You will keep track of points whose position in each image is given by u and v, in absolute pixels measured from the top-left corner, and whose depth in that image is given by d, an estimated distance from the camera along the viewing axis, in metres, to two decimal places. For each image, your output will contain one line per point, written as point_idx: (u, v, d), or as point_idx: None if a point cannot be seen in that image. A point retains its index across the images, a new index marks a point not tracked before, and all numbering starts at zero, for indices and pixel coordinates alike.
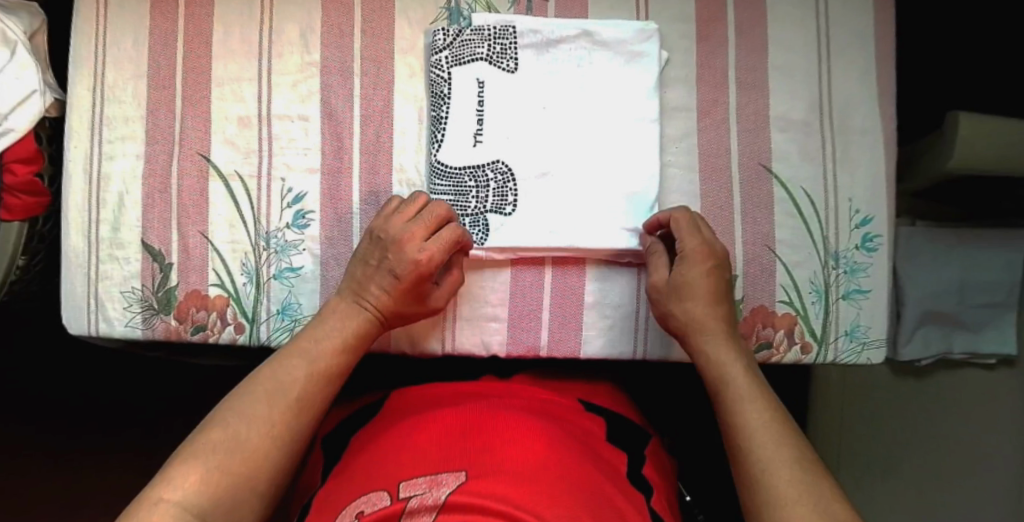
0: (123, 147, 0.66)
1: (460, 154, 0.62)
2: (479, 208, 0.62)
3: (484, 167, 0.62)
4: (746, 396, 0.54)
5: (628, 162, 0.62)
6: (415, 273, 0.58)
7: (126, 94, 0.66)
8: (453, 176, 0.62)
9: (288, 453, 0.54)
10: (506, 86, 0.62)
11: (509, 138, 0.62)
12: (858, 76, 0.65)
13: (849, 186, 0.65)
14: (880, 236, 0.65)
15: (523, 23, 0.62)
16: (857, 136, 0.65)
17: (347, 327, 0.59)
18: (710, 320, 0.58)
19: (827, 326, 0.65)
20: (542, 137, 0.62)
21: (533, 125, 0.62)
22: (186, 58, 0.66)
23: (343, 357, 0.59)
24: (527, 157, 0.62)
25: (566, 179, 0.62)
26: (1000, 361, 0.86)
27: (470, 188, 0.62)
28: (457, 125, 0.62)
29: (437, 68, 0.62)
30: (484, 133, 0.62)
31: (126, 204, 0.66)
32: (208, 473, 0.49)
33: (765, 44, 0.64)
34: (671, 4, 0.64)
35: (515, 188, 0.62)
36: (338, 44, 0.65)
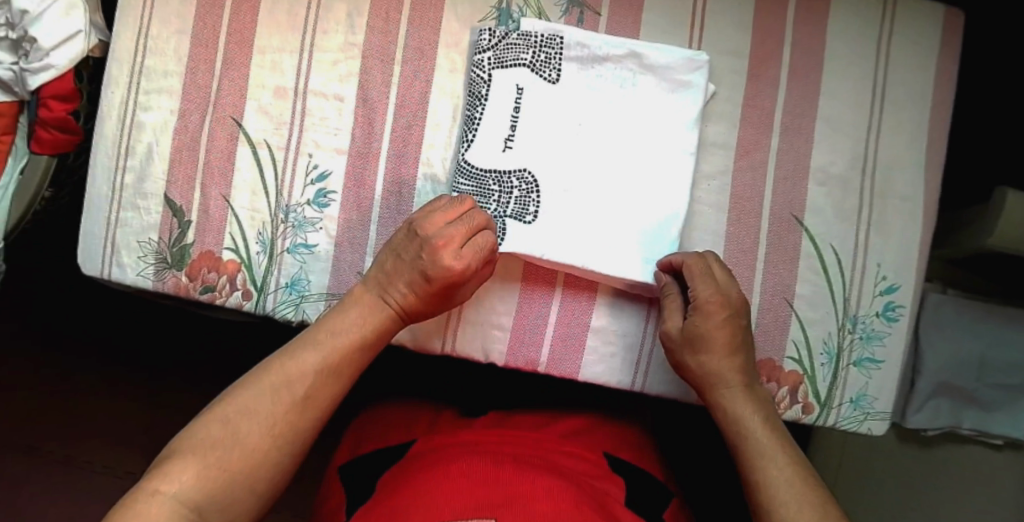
0: (158, 99, 0.67)
1: (489, 155, 0.60)
2: (501, 212, 0.60)
3: (510, 174, 0.61)
4: (768, 454, 0.55)
5: (657, 192, 0.61)
6: (449, 276, 0.57)
7: (169, 48, 0.67)
8: (479, 177, 0.61)
9: (291, 450, 0.54)
10: (545, 97, 0.61)
11: (540, 149, 0.61)
12: (906, 140, 0.63)
13: (879, 251, 0.63)
14: (902, 306, 0.64)
15: (572, 34, 0.60)
16: (896, 201, 0.63)
17: (368, 321, 0.58)
18: (729, 371, 0.58)
19: (833, 390, 0.64)
20: (574, 153, 0.61)
21: (565, 140, 0.61)
22: (232, 21, 0.66)
23: (362, 349, 0.58)
24: (555, 171, 0.61)
25: (592, 199, 0.61)
26: (1007, 442, 0.85)
27: (494, 192, 0.61)
28: (489, 127, 0.61)
29: (478, 67, 0.61)
30: (515, 141, 0.61)
31: (154, 156, 0.66)
32: (205, 470, 0.49)
33: (817, 91, 0.62)
34: (726, 37, 0.62)
35: (538, 199, 0.60)
36: (384, 28, 0.64)
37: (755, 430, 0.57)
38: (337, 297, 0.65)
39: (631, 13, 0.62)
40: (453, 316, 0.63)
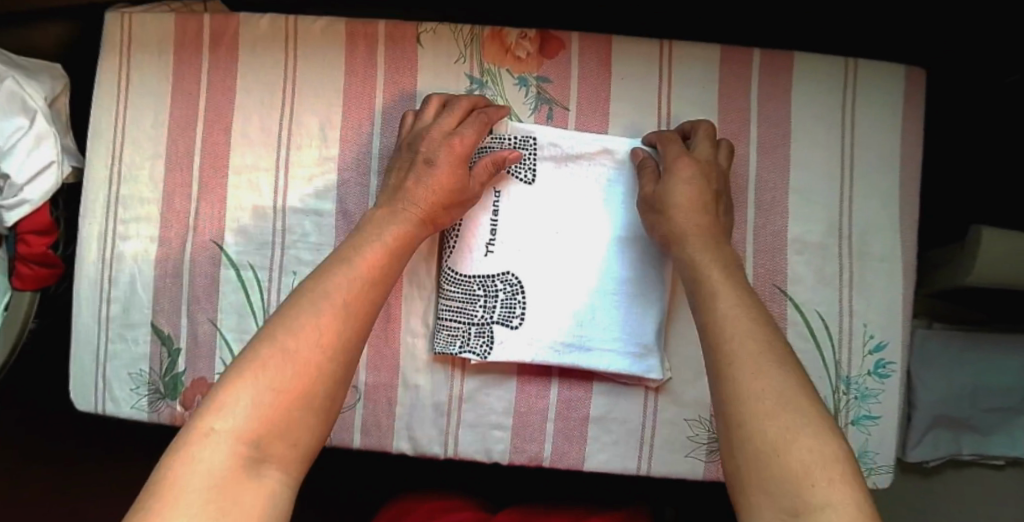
0: (137, 228, 0.67)
1: (469, 259, 0.62)
2: (488, 317, 0.62)
3: (494, 278, 0.62)
4: (751, 367, 0.46)
5: (639, 283, 0.62)
6: (449, 186, 0.58)
7: (144, 175, 0.67)
8: (463, 285, 0.62)
9: (340, 365, 0.48)
10: (522, 197, 0.62)
11: (520, 250, 0.62)
12: (878, 201, 0.64)
13: (864, 311, 0.64)
14: (894, 364, 0.64)
15: (544, 134, 0.62)
16: (874, 262, 0.64)
17: (391, 232, 0.56)
18: (695, 232, 0.56)
19: None
20: (555, 252, 0.62)
21: (546, 239, 0.62)
22: (204, 143, 0.66)
23: (383, 261, 0.54)
24: (538, 270, 0.62)
25: (575, 294, 0.62)
26: (1009, 461, 0.86)
27: (479, 298, 0.62)
28: (470, 234, 0.62)
29: None
30: (496, 244, 0.62)
31: (138, 285, 0.67)
32: (257, 397, 0.44)
33: (786, 161, 0.63)
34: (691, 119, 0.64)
35: (523, 303, 0.62)
36: (357, 140, 0.65)
37: (739, 340, 0.48)
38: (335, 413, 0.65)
39: (600, 108, 0.64)
40: (452, 418, 0.65)
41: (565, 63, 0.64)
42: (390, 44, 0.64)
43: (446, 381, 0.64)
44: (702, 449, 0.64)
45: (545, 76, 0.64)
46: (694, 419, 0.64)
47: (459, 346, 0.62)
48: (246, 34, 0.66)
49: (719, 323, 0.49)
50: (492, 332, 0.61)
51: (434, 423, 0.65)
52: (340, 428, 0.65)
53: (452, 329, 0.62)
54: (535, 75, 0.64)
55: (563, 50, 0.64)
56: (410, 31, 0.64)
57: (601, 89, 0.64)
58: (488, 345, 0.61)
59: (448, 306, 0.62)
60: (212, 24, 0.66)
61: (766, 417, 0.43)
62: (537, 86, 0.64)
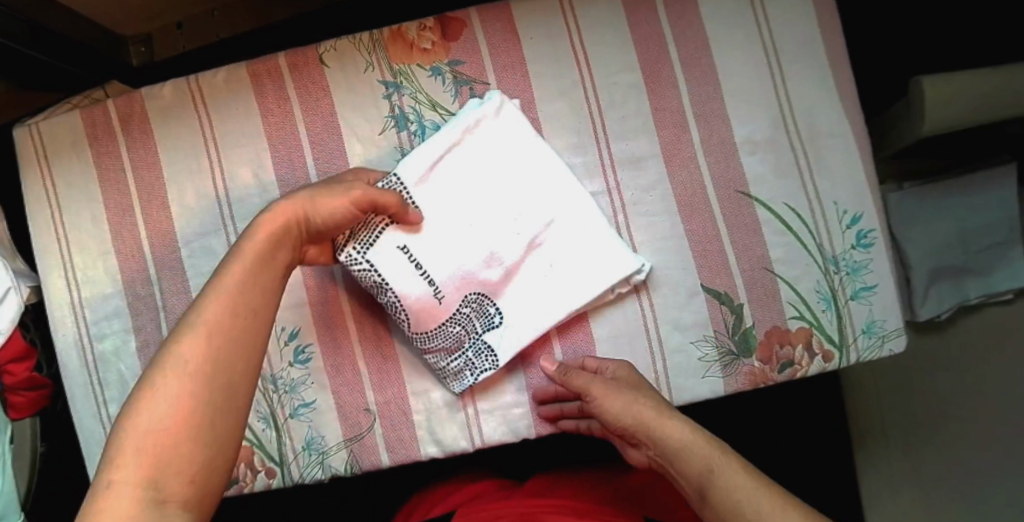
0: (110, 324, 0.67)
1: (426, 311, 0.58)
2: (476, 337, 0.60)
3: (456, 312, 0.59)
4: (752, 500, 0.46)
5: (567, 201, 0.61)
6: (376, 198, 0.53)
7: (99, 272, 0.66)
8: (434, 333, 0.59)
9: (235, 383, 0.42)
10: (426, 238, 0.58)
11: (455, 265, 0.58)
12: (811, 81, 0.64)
13: (830, 189, 0.64)
14: (873, 231, 0.64)
15: (404, 172, 0.57)
16: (826, 139, 0.64)
17: (268, 227, 0.49)
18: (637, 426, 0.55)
19: (843, 330, 0.63)
20: (490, 240, 0.59)
21: (478, 245, 0.58)
22: (148, 223, 0.65)
23: (265, 270, 0.47)
24: (493, 265, 0.59)
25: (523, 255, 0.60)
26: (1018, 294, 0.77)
27: (454, 329, 0.59)
28: (401, 288, 0.57)
29: (354, 263, 0.56)
30: (439, 288, 0.58)
31: (127, 378, 0.66)
32: (143, 438, 0.38)
33: (714, 71, 0.64)
34: (613, 57, 0.64)
35: (493, 303, 0.60)
36: (295, 175, 0.64)
37: (728, 475, 0.48)
38: (355, 440, 0.63)
39: (519, 73, 0.63)
40: (469, 410, 0.63)
41: (472, 40, 0.63)
42: (294, 73, 0.64)
43: None
44: (716, 366, 0.62)
45: (456, 59, 0.63)
46: (701, 338, 0.62)
47: (473, 375, 0.61)
48: (153, 108, 0.65)
49: (704, 476, 0.49)
50: (490, 344, 0.60)
51: (454, 421, 0.63)
52: (364, 455, 0.63)
53: (456, 368, 0.60)
54: (447, 61, 0.63)
55: (466, 29, 0.63)
56: (311, 55, 0.64)
57: (514, 55, 0.63)
58: (496, 359, 0.60)
59: (433, 352, 0.60)
60: (118, 108, 0.65)
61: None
62: (451, 71, 0.63)
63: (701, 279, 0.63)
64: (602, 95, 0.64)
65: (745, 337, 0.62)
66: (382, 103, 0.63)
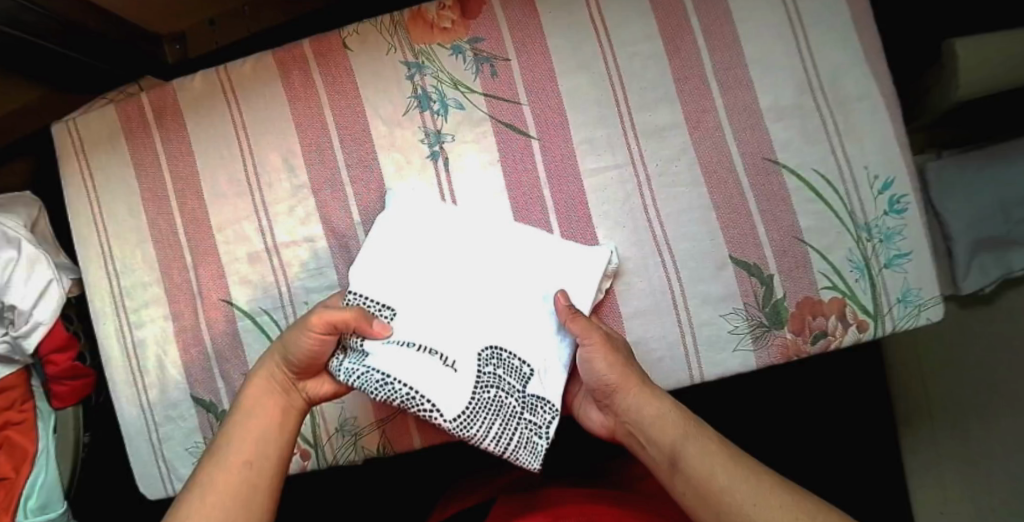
0: (149, 312, 0.68)
1: (444, 388, 0.54)
2: (517, 392, 0.56)
3: (486, 376, 0.56)
4: (727, 476, 0.47)
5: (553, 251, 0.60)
6: (329, 321, 0.53)
7: (137, 261, 0.68)
8: (474, 410, 0.54)
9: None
10: (417, 318, 0.58)
11: (449, 330, 0.57)
12: (837, 44, 0.63)
13: (861, 154, 0.62)
14: (907, 196, 0.62)
15: (369, 278, 0.59)
16: (855, 103, 0.63)
17: (253, 399, 0.54)
18: (621, 389, 0.53)
19: (878, 300, 0.61)
20: (479, 288, 0.59)
21: (467, 302, 0.59)
22: (183, 212, 0.67)
23: (262, 424, 0.53)
24: (494, 304, 0.59)
25: (509, 282, 0.60)
26: None
27: (494, 394, 0.55)
28: (408, 375, 0.54)
29: (353, 365, 0.55)
30: (451, 358, 0.56)
31: (166, 364, 0.68)
32: None
33: (737, 39, 0.63)
34: (633, 29, 0.64)
35: (513, 355, 0.58)
36: (323, 160, 0.64)
37: (704, 453, 0.49)
38: (387, 420, 0.64)
39: (540, 48, 0.64)
40: None
41: (492, 18, 0.64)
42: (319, 60, 0.65)
43: None
44: (747, 338, 0.62)
45: (477, 37, 0.64)
46: (731, 311, 0.62)
47: (544, 435, 0.56)
48: (185, 99, 0.67)
49: (678, 447, 0.50)
50: (538, 395, 0.57)
51: None
52: (397, 436, 0.64)
53: (523, 440, 0.55)
54: (467, 39, 0.64)
55: (486, 7, 0.64)
56: (335, 40, 0.65)
57: (534, 31, 0.64)
58: (551, 405, 0.57)
59: (487, 434, 0.54)
60: (152, 101, 0.68)
61: (775, 507, 0.45)
62: (472, 49, 0.64)
63: (729, 251, 0.62)
64: (623, 67, 0.64)
65: (776, 308, 0.61)
66: (405, 84, 0.64)
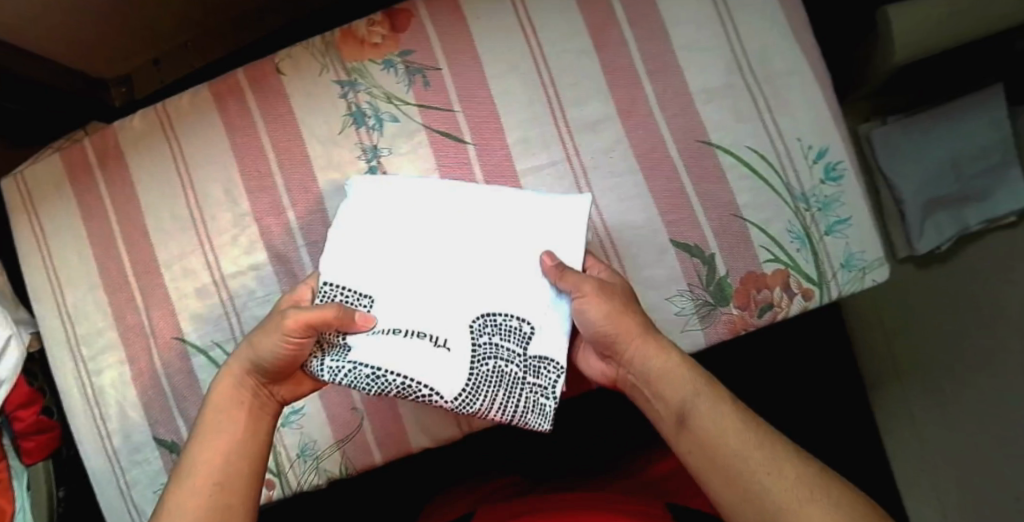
0: (105, 357, 0.68)
1: (440, 372, 0.52)
2: (518, 357, 0.53)
3: (480, 350, 0.53)
4: (738, 435, 0.47)
5: (532, 208, 0.56)
6: (302, 323, 0.49)
7: (90, 308, 0.68)
8: (476, 383, 0.52)
9: None
10: (398, 302, 0.54)
11: (435, 310, 0.54)
12: (762, 21, 0.63)
13: (793, 126, 0.62)
14: (841, 162, 0.62)
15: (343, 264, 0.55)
16: (784, 78, 0.63)
17: (228, 410, 0.52)
18: (628, 342, 0.51)
19: (822, 267, 0.61)
20: (462, 259, 0.55)
21: (450, 276, 0.55)
22: (130, 254, 0.67)
23: (238, 434, 0.51)
24: (482, 271, 0.55)
25: (492, 247, 0.55)
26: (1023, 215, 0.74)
27: (492, 366, 0.52)
28: (404, 366, 0.51)
29: (337, 359, 0.52)
30: (441, 339, 0.53)
31: (127, 408, 0.67)
32: None
33: (661, 26, 0.63)
34: (559, 26, 0.64)
35: (508, 316, 0.54)
36: (262, 186, 0.64)
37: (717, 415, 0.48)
38: (347, 440, 0.63)
39: (468, 53, 0.64)
40: None
41: (420, 30, 0.64)
42: (254, 87, 0.65)
43: None
44: (694, 318, 0.61)
45: (408, 49, 0.63)
46: (675, 293, 0.61)
47: (550, 395, 0.53)
48: (126, 141, 0.68)
49: (687, 402, 0.49)
50: (537, 356, 0.53)
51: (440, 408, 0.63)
52: (358, 454, 0.63)
53: (529, 404, 0.52)
54: (398, 52, 0.63)
55: (414, 19, 0.64)
56: (269, 66, 0.65)
57: (464, 37, 0.64)
58: (556, 364, 0.53)
59: (496, 407, 0.52)
60: (94, 147, 0.68)
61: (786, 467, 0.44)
62: (404, 61, 0.63)
63: (669, 235, 0.61)
64: (553, 65, 0.64)
65: (720, 286, 0.61)
66: (339, 102, 0.64)
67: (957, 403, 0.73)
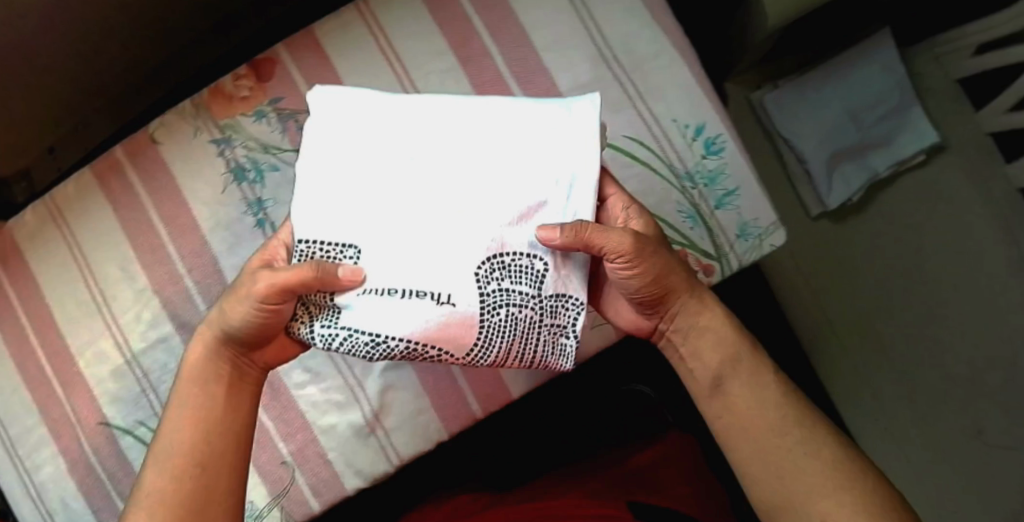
0: (37, 454, 0.67)
1: (448, 329, 0.42)
2: (533, 300, 0.43)
3: (490, 296, 0.42)
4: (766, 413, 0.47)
5: (534, 122, 0.45)
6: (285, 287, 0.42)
7: (12, 408, 0.67)
8: (487, 335, 0.43)
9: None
10: (393, 251, 0.42)
11: (430, 260, 0.42)
12: (620, 9, 0.62)
13: (666, 107, 0.61)
14: (721, 135, 0.61)
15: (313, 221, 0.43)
16: (649, 61, 0.62)
17: (208, 381, 0.48)
18: (673, 294, 0.48)
19: (717, 241, 0.60)
20: (480, 184, 0.44)
21: (450, 215, 0.43)
22: (44, 347, 0.66)
23: (220, 405, 0.47)
24: (493, 203, 0.43)
25: (504, 169, 0.44)
26: (930, 153, 0.77)
27: (513, 311, 0.43)
28: (393, 327, 0.42)
29: (330, 327, 0.43)
30: (441, 293, 0.42)
31: (67, 500, 0.67)
32: None
33: (521, 30, 0.62)
34: (420, 46, 0.62)
35: (523, 252, 0.43)
36: (157, 258, 0.63)
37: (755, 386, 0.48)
38: (282, 495, 0.62)
39: (334, 89, 0.62)
40: (379, 433, 0.62)
41: (286, 76, 0.62)
42: (133, 161, 0.64)
43: (354, 403, 0.62)
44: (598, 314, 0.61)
45: (276, 96, 0.62)
46: None
47: (571, 333, 0.44)
48: (21, 237, 0.67)
49: (730, 362, 0.49)
50: (556, 294, 0.43)
51: (368, 446, 0.62)
52: (295, 507, 0.63)
53: (549, 347, 0.44)
54: (268, 101, 0.62)
55: (278, 66, 0.62)
56: (143, 139, 0.64)
57: (328, 75, 0.62)
58: (576, 299, 0.44)
59: (517, 354, 0.44)
60: None
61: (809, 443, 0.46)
62: (275, 110, 0.62)
63: None
64: (421, 86, 0.62)
65: None
66: (217, 161, 0.62)
67: (906, 343, 0.76)
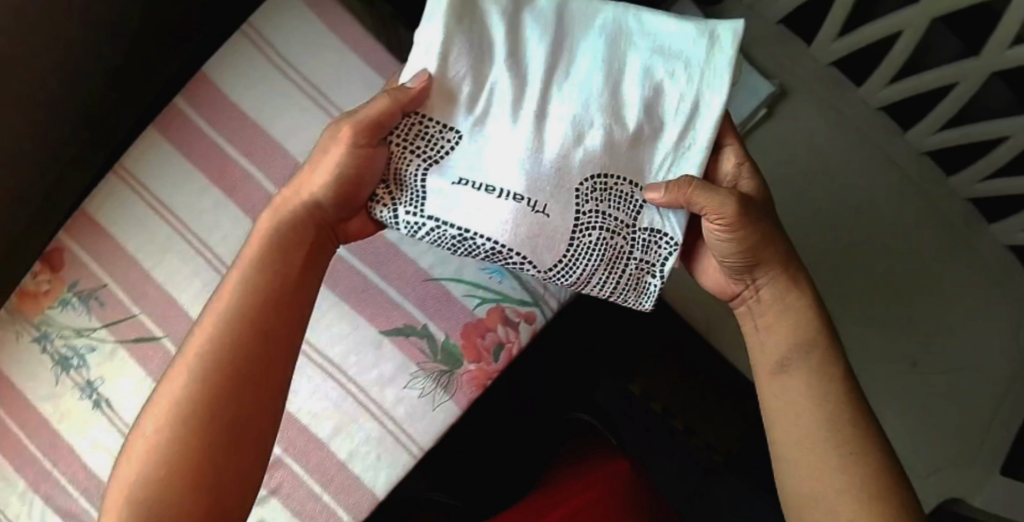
0: None
1: (535, 237, 0.46)
2: (625, 227, 0.47)
3: (586, 215, 0.46)
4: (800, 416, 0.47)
5: (657, 51, 0.46)
6: (367, 123, 0.44)
7: None
8: (574, 255, 0.47)
9: (216, 403, 0.40)
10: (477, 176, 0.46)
11: (506, 168, 0.45)
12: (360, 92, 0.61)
13: None
14: None
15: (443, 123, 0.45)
16: None
17: (283, 221, 0.46)
18: (765, 264, 0.48)
19: (529, 287, 0.62)
20: (565, 118, 0.45)
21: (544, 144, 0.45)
22: None
23: (274, 258, 0.45)
24: (600, 128, 0.45)
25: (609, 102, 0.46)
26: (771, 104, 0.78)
27: (599, 235, 0.47)
28: (484, 226, 0.45)
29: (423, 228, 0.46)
30: (536, 199, 0.45)
31: None
32: (144, 484, 0.38)
33: (272, 141, 0.61)
34: (184, 189, 0.62)
35: (620, 179, 0.46)
36: (22, 460, 0.63)
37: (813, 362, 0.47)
38: None
39: (122, 258, 0.63)
40: None
41: (76, 260, 0.64)
42: None
43: None
44: (438, 391, 0.61)
45: (75, 281, 0.63)
46: (410, 378, 0.61)
47: (658, 272, 0.48)
48: None
49: (808, 339, 0.47)
50: (650, 228, 0.47)
51: None
52: None
53: (629, 276, 0.48)
54: (68, 288, 0.63)
55: (67, 252, 0.64)
56: None
57: (109, 246, 0.63)
58: (669, 239, 0.47)
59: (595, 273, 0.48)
60: None
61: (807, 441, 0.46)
62: (76, 293, 0.63)
63: (377, 327, 0.62)
64: (196, 227, 0.62)
65: (447, 351, 0.62)
66: (43, 358, 0.64)
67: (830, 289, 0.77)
